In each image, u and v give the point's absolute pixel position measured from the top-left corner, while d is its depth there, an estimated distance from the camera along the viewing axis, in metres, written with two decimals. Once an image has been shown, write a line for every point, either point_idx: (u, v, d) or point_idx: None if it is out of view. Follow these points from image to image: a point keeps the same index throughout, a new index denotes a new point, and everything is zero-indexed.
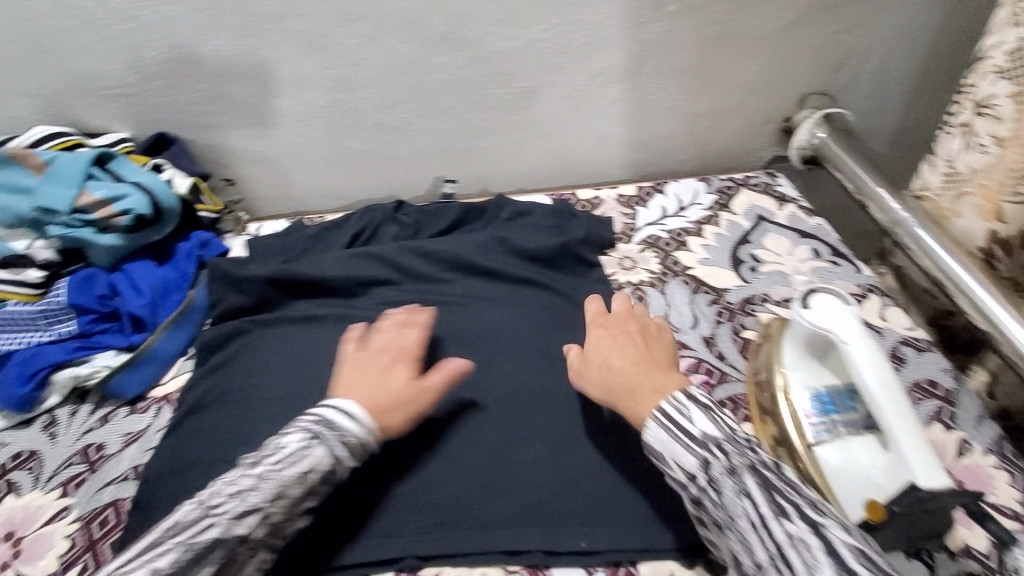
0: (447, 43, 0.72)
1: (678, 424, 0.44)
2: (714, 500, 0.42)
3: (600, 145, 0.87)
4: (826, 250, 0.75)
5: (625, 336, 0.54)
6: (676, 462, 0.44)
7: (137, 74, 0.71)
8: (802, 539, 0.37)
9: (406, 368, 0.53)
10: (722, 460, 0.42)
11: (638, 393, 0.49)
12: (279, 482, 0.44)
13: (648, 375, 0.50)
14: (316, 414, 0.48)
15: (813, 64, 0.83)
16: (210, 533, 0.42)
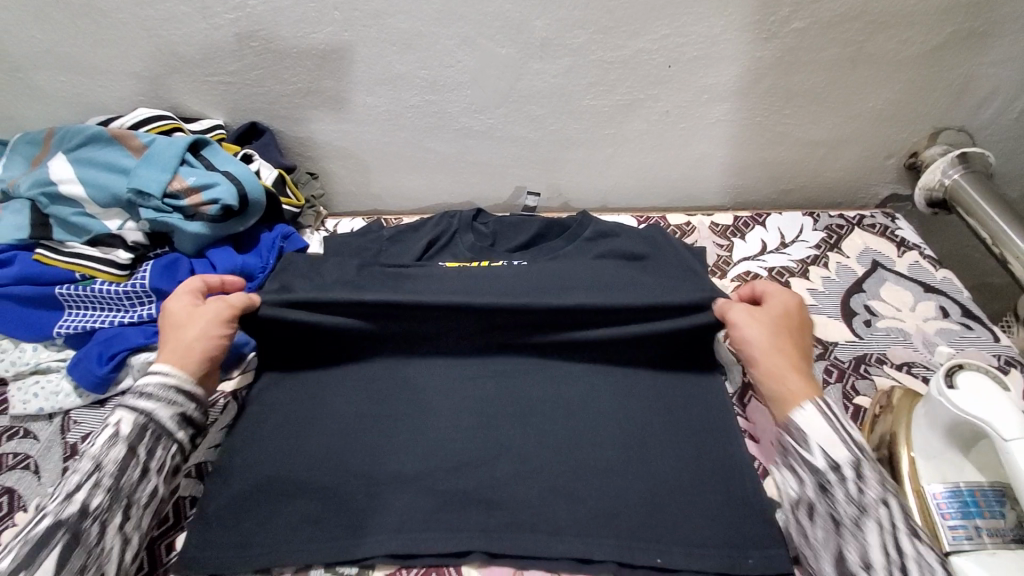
0: (548, 49, 0.67)
1: (839, 421, 0.47)
2: (846, 494, 0.44)
3: (696, 166, 0.80)
4: (955, 309, 0.65)
5: (787, 321, 0.54)
6: (825, 450, 0.45)
7: (237, 62, 0.71)
8: (925, 559, 0.41)
9: (188, 304, 0.56)
10: (873, 470, 0.44)
11: (792, 372, 0.50)
12: (97, 459, 0.46)
13: (803, 362, 0.51)
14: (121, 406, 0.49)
15: (955, 96, 0.73)
16: (43, 524, 0.42)
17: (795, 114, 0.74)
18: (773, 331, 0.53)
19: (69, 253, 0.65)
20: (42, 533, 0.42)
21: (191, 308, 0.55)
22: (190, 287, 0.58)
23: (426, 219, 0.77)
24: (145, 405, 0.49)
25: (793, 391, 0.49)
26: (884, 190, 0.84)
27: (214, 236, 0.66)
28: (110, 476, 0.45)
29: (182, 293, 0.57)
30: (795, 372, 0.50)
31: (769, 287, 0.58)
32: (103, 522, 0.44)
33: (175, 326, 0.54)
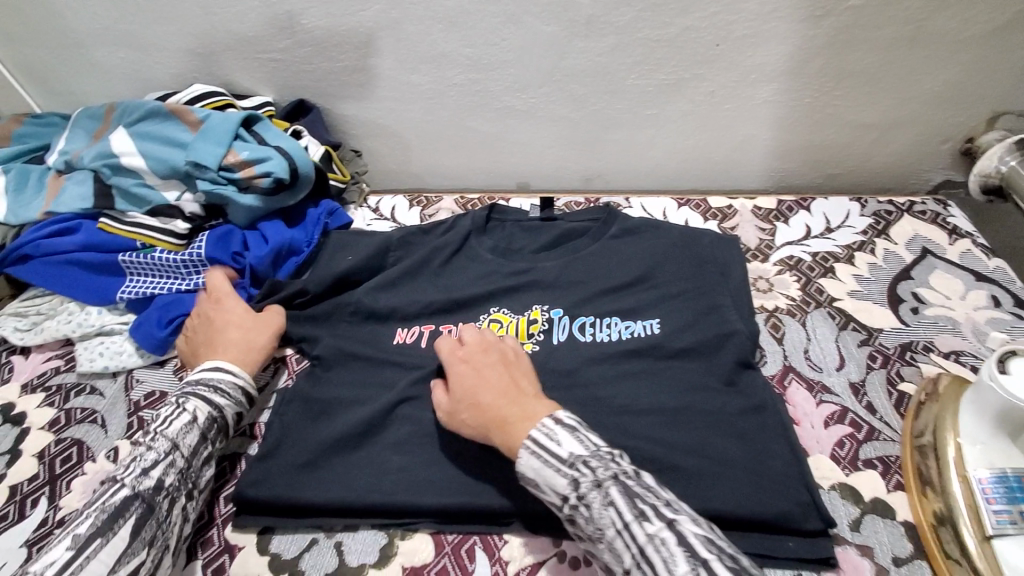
0: (593, 27, 0.67)
1: (547, 449, 0.45)
2: (584, 516, 0.42)
3: (739, 149, 0.79)
4: (1008, 299, 0.64)
5: (495, 368, 0.52)
6: (549, 486, 0.44)
7: (288, 40, 0.73)
8: (661, 538, 0.39)
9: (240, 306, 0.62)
10: (598, 461, 0.43)
11: (507, 420, 0.48)
12: (172, 440, 0.50)
13: (516, 403, 0.48)
14: (199, 382, 0.54)
15: (1018, 78, 0.70)
16: (120, 494, 0.46)
17: (846, 96, 0.72)
18: (484, 376, 0.51)
19: (131, 223, 0.69)
20: (120, 503, 0.45)
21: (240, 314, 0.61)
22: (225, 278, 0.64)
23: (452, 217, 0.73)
24: (220, 400, 0.54)
25: (507, 436, 0.47)
26: (937, 176, 0.81)
27: (266, 209, 0.68)
28: (183, 457, 0.50)
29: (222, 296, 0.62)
30: (512, 409, 0.48)
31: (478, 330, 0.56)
32: (172, 498, 0.48)
33: (214, 330, 0.59)
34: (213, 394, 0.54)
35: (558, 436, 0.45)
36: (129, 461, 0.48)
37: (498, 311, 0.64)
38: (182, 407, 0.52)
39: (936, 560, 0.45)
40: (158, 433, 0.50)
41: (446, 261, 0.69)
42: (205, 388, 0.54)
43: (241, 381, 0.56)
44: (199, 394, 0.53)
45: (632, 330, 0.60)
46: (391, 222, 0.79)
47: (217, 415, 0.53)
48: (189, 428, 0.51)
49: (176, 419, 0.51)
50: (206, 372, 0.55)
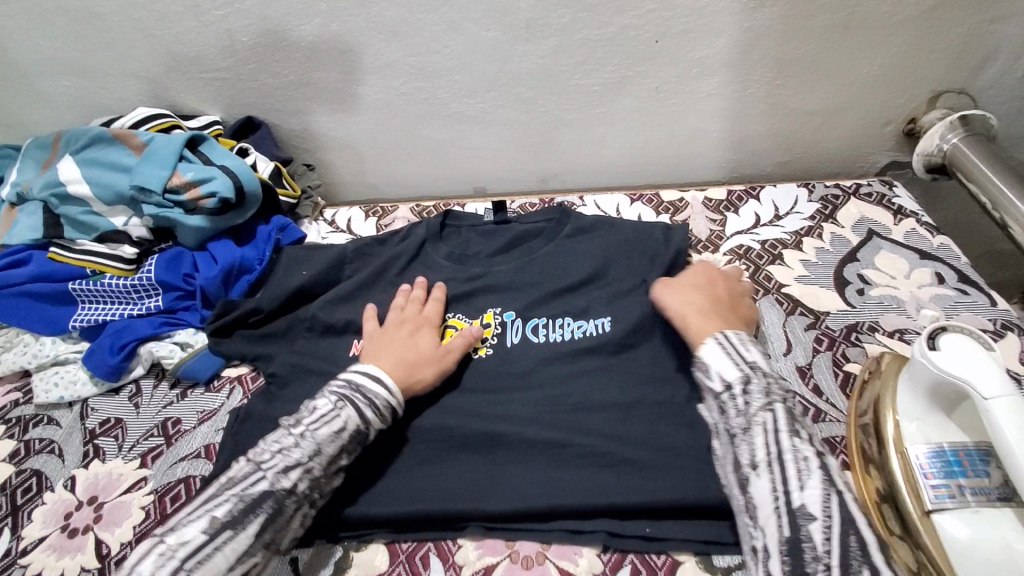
0: (532, 30, 0.68)
1: (737, 349, 0.49)
2: (736, 408, 0.46)
3: (689, 142, 0.80)
4: (951, 275, 0.65)
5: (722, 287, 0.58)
6: (720, 374, 0.48)
7: (231, 58, 0.73)
8: (806, 457, 0.43)
9: (432, 334, 0.59)
10: (760, 381, 0.47)
11: (692, 321, 0.54)
12: (316, 441, 0.47)
13: (706, 313, 0.54)
14: (344, 379, 0.51)
15: (952, 58, 0.71)
16: (258, 487, 0.45)
17: (788, 84, 0.74)
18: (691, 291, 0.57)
19: (81, 250, 0.68)
20: (256, 495, 0.44)
21: (395, 332, 0.59)
22: (415, 300, 0.63)
23: (406, 227, 0.74)
24: (366, 410, 0.49)
25: (703, 328, 0.53)
26: (883, 158, 0.82)
27: (215, 229, 0.68)
28: (320, 466, 0.47)
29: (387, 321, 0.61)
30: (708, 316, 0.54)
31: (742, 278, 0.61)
32: (298, 506, 0.46)
33: (367, 346, 0.57)
34: (368, 408, 0.49)
35: (749, 346, 0.49)
36: (275, 449, 0.47)
37: (453, 317, 0.65)
38: (335, 409, 0.48)
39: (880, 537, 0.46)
40: (310, 433, 0.47)
41: (403, 268, 0.69)
42: (361, 398, 0.50)
43: (393, 400, 0.51)
44: (354, 403, 0.49)
45: (584, 329, 0.61)
46: (347, 234, 0.79)
47: (365, 429, 0.49)
48: (335, 439, 0.47)
49: (328, 423, 0.48)
50: (368, 380, 0.51)
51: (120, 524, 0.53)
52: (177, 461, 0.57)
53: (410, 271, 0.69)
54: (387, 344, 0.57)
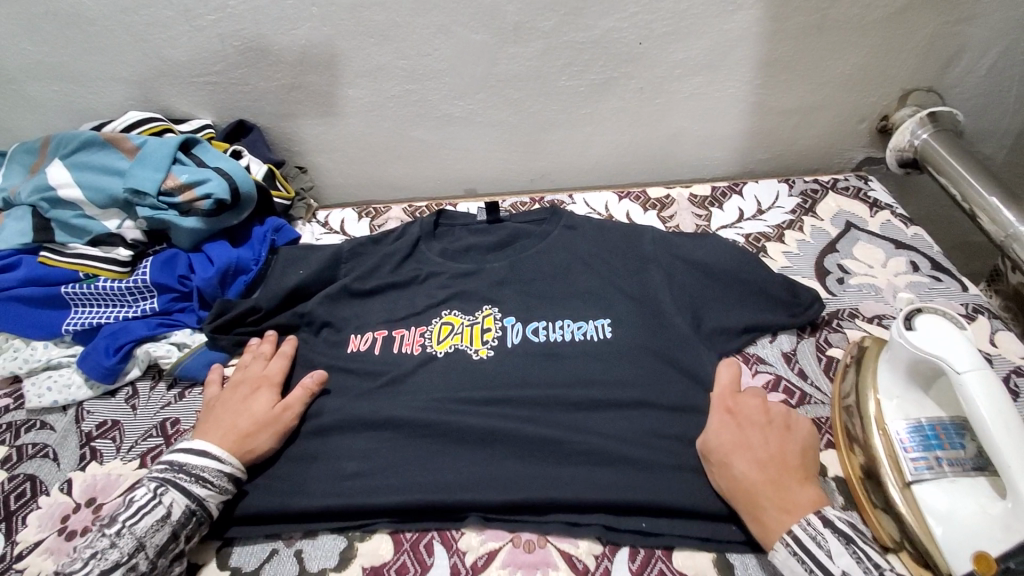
0: (521, 33, 0.70)
1: (814, 556, 0.43)
2: None
3: (673, 141, 0.82)
4: (926, 263, 0.68)
5: (757, 429, 0.51)
6: None
7: (223, 63, 0.74)
8: None
9: (269, 393, 0.58)
10: None
11: (762, 505, 0.46)
12: (136, 537, 0.46)
13: (778, 488, 0.47)
14: (166, 461, 0.51)
15: (920, 57, 0.75)
16: None
17: (766, 84, 0.76)
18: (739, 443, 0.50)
19: (72, 254, 0.68)
20: None
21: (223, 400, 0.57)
22: (255, 356, 0.62)
23: (399, 227, 0.75)
24: (198, 491, 0.49)
25: (766, 526, 0.46)
26: (858, 155, 0.85)
27: (209, 230, 0.69)
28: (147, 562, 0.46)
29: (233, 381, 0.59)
30: (768, 496, 0.47)
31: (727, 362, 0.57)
32: None
33: (201, 417, 0.56)
34: (193, 484, 0.49)
35: (829, 546, 0.43)
36: (88, 555, 0.45)
37: (449, 313, 0.66)
38: (157, 496, 0.48)
39: (866, 510, 0.48)
40: (129, 527, 0.46)
41: (398, 266, 0.70)
42: (185, 478, 0.49)
43: (224, 468, 0.51)
44: (179, 484, 0.49)
45: (584, 330, 0.62)
46: (340, 234, 0.80)
47: (197, 508, 0.49)
48: (159, 527, 0.47)
49: (148, 513, 0.47)
50: (191, 457, 0.51)
51: None
52: None
53: (406, 270, 0.70)
54: (223, 413, 0.56)
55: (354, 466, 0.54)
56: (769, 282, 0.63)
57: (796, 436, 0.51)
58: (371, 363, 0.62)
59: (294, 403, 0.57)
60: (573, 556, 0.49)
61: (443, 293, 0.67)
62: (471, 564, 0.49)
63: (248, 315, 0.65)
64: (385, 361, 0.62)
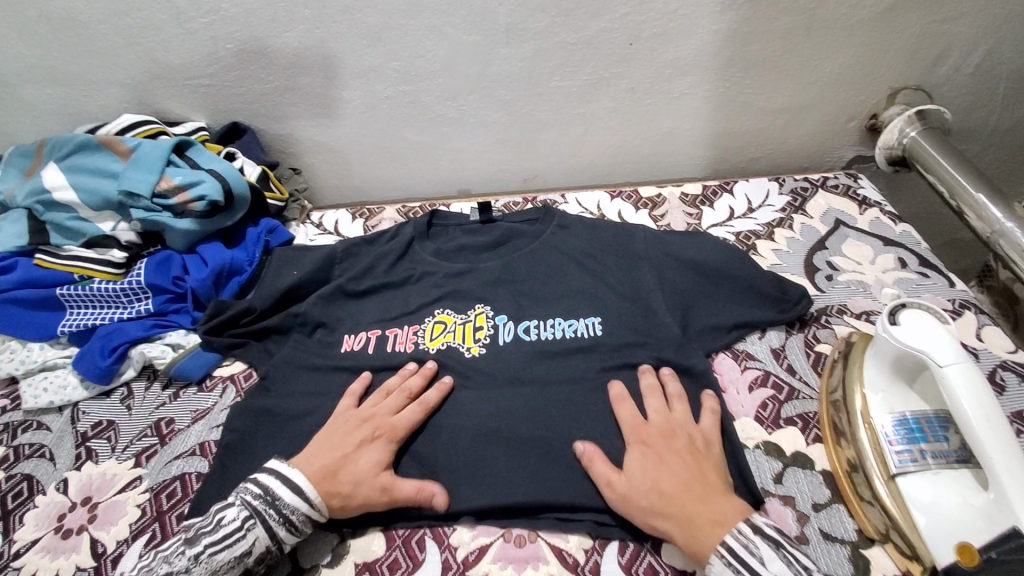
0: (513, 34, 0.70)
1: (747, 563, 0.43)
2: None
3: (665, 140, 0.83)
4: (914, 260, 0.68)
5: (672, 448, 0.51)
6: None
7: (217, 65, 0.74)
8: None
9: (384, 451, 0.54)
10: None
11: (696, 520, 0.46)
12: (211, 567, 0.46)
13: (705, 503, 0.47)
14: (261, 487, 0.50)
15: (909, 56, 0.75)
16: None
17: (756, 83, 0.77)
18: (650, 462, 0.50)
19: (67, 256, 0.69)
20: None
21: (353, 431, 0.55)
22: (407, 391, 0.58)
23: (392, 227, 0.76)
24: (278, 530, 0.48)
25: (697, 543, 0.46)
26: (848, 153, 0.86)
27: (203, 231, 0.70)
28: None
29: (364, 411, 0.57)
30: (699, 512, 0.47)
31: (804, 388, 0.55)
32: None
33: (310, 449, 0.54)
34: (280, 527, 0.48)
35: (762, 554, 0.43)
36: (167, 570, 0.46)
37: (442, 312, 0.66)
38: (243, 529, 0.47)
39: (852, 503, 0.49)
40: (207, 556, 0.46)
41: (392, 266, 0.71)
42: (272, 515, 0.48)
43: (312, 513, 0.50)
44: (267, 521, 0.48)
45: (575, 328, 0.63)
46: (334, 235, 0.80)
47: (275, 547, 0.49)
48: (235, 564, 0.47)
49: (231, 544, 0.47)
50: (286, 492, 0.49)
51: (116, 523, 0.54)
52: (173, 459, 0.58)
53: (399, 270, 0.71)
54: (337, 461, 0.52)
55: None
56: (758, 279, 0.64)
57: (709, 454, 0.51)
58: (364, 363, 0.62)
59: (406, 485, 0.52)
60: (564, 551, 0.50)
61: (436, 293, 0.68)
62: (463, 560, 0.50)
63: (242, 317, 0.66)
64: (378, 360, 0.62)
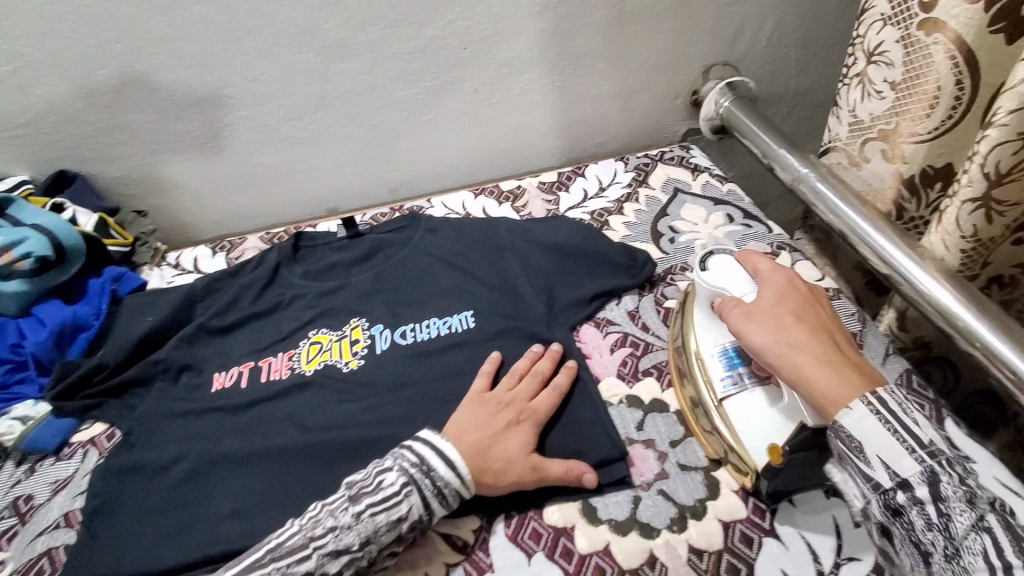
0: (346, 49, 0.71)
1: (903, 421, 0.42)
2: (921, 517, 0.40)
3: (517, 135, 0.88)
4: (739, 214, 0.78)
5: (810, 294, 0.52)
6: (883, 463, 0.42)
7: (28, 112, 0.69)
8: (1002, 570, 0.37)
9: (527, 434, 0.54)
10: (941, 477, 0.40)
11: (835, 377, 0.45)
12: (372, 527, 0.47)
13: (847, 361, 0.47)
14: (416, 455, 0.51)
15: (712, 36, 0.85)
16: None
17: (588, 74, 0.84)
18: (787, 309, 0.50)
19: None
20: None
21: (493, 414, 0.54)
22: (540, 373, 0.58)
23: (255, 257, 0.74)
24: (431, 500, 0.49)
25: (841, 392, 0.45)
26: (682, 127, 0.95)
27: (37, 291, 0.65)
28: (366, 556, 0.47)
29: (507, 392, 0.56)
30: (840, 369, 0.45)
31: (758, 253, 0.57)
32: None
33: (458, 428, 0.54)
34: (434, 497, 0.49)
35: (916, 413, 0.43)
36: (329, 528, 0.47)
37: (317, 332, 0.66)
38: (402, 494, 0.49)
39: (696, 432, 0.56)
40: (369, 515, 0.48)
41: (259, 295, 0.69)
42: (429, 485, 0.50)
43: (463, 488, 0.50)
44: (422, 490, 0.49)
45: (448, 324, 0.65)
46: (195, 273, 0.77)
47: (426, 516, 0.50)
48: (391, 529, 0.48)
49: (394, 507, 0.48)
50: (441, 464, 0.50)
51: None
52: (36, 536, 0.54)
53: (267, 298, 0.69)
54: (494, 448, 0.52)
55: (229, 500, 0.53)
56: (609, 251, 0.70)
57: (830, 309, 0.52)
58: (238, 398, 0.61)
59: (559, 474, 0.52)
60: (456, 535, 0.52)
61: (308, 315, 0.67)
62: None
63: (97, 373, 0.63)
64: (252, 392, 0.61)
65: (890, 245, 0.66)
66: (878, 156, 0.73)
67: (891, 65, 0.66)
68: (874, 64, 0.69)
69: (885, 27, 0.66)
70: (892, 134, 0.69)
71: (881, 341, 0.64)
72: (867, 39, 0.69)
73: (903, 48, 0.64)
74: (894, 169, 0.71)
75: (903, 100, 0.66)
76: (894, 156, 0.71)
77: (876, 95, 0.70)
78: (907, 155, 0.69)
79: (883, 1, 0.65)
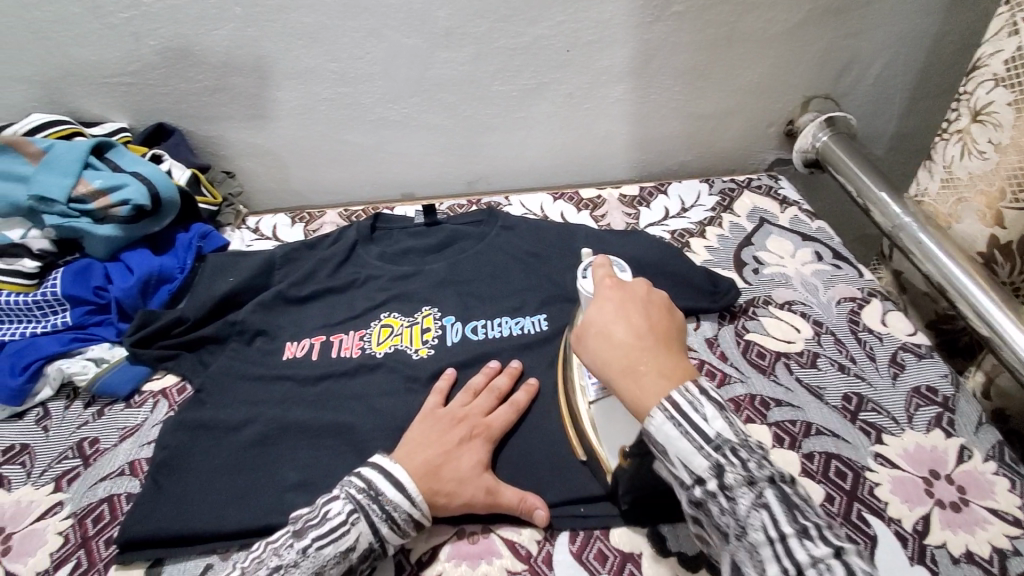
0: (453, 38, 0.71)
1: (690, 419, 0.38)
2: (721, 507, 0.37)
3: (603, 143, 0.86)
4: (828, 253, 0.75)
5: (614, 295, 0.45)
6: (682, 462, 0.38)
7: (139, 63, 0.70)
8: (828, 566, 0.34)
9: (478, 453, 0.52)
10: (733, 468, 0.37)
11: (641, 369, 0.40)
12: (320, 561, 0.45)
13: (654, 354, 0.41)
14: (361, 481, 0.48)
15: (819, 67, 0.82)
16: None
17: (684, 90, 0.82)
18: (603, 307, 0.44)
19: None
20: None
21: (445, 430, 0.53)
22: (496, 390, 0.57)
23: (333, 232, 0.74)
24: (380, 526, 0.47)
25: (638, 391, 0.40)
26: (770, 156, 0.92)
27: (127, 237, 0.66)
28: None
29: (459, 409, 0.55)
30: (637, 373, 0.40)
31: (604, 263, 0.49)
32: None
33: (406, 442, 0.52)
34: (383, 523, 0.47)
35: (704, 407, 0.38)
36: (276, 566, 0.44)
37: (389, 316, 0.65)
38: (349, 524, 0.46)
39: None
40: (316, 549, 0.45)
41: (335, 271, 0.69)
42: (376, 510, 0.47)
43: (415, 511, 0.48)
44: (370, 517, 0.47)
45: (522, 325, 0.64)
46: (272, 240, 0.78)
47: (379, 544, 0.47)
48: (341, 561, 0.45)
49: (342, 539, 0.46)
50: (389, 488, 0.48)
51: (33, 554, 0.50)
52: (98, 481, 0.55)
53: (343, 275, 0.69)
54: (442, 464, 0.50)
55: (293, 471, 0.53)
56: (693, 274, 0.68)
57: (663, 311, 0.44)
58: (308, 370, 0.61)
59: (513, 503, 0.50)
60: (516, 543, 0.51)
61: (381, 297, 0.67)
62: (417, 560, 0.50)
63: (176, 327, 0.63)
64: (322, 367, 0.61)
65: (992, 304, 0.62)
66: (972, 218, 0.68)
67: (998, 127, 0.63)
68: (978, 123, 0.65)
69: (997, 87, 0.63)
70: (993, 197, 0.65)
71: (974, 407, 0.59)
72: (974, 97, 0.65)
73: (1014, 113, 0.61)
74: (987, 232, 0.67)
75: (1007, 164, 0.62)
76: (988, 219, 0.66)
77: (977, 155, 0.66)
78: (1004, 221, 0.65)
79: (999, 60, 0.62)
